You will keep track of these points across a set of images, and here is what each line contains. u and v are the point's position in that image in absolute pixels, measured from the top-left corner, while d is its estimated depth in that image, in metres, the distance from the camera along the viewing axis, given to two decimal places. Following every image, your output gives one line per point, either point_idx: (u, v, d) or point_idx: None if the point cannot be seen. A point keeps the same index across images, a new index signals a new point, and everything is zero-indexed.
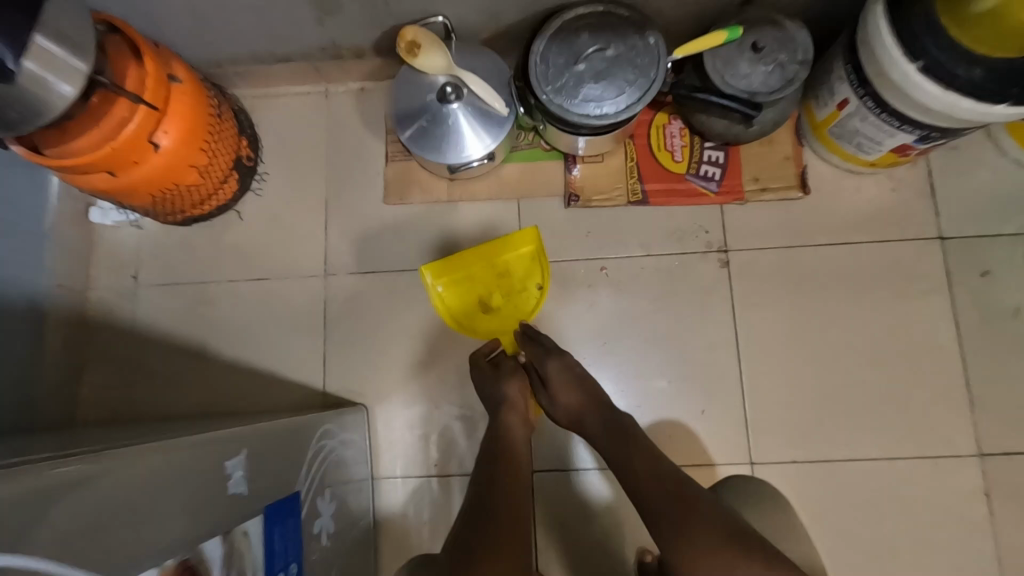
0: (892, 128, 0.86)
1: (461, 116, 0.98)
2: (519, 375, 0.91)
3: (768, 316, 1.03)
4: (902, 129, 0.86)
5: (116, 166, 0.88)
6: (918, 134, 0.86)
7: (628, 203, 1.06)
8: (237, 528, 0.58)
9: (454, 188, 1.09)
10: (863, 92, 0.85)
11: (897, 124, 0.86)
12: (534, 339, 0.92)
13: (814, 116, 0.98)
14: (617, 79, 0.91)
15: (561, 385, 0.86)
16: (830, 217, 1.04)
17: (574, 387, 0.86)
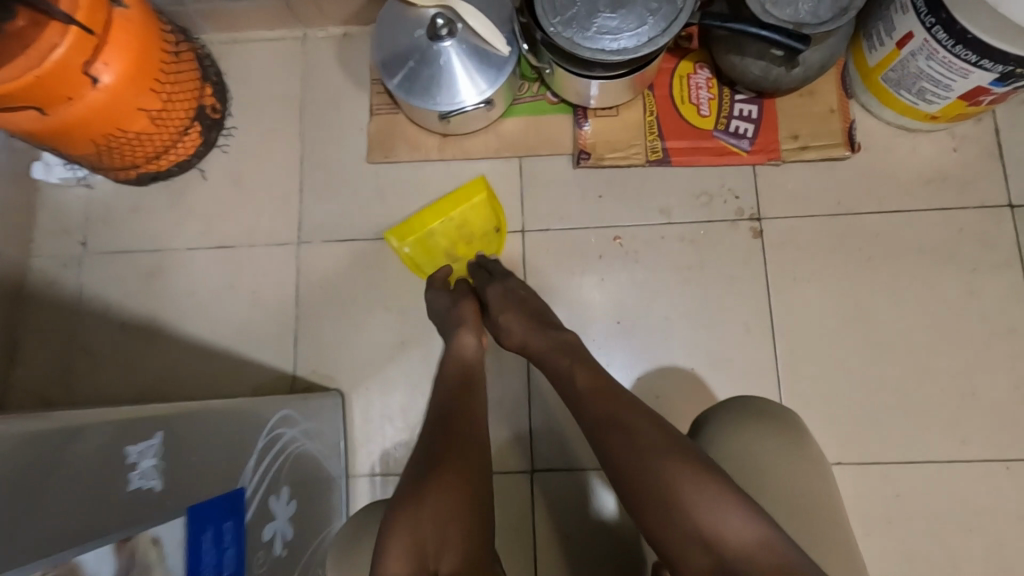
0: (967, 64, 0.73)
1: (453, 55, 0.84)
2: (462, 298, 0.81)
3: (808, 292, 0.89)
4: (979, 66, 0.72)
5: (44, 102, 0.74)
6: (999, 71, 0.72)
7: (646, 162, 0.92)
8: (143, 533, 0.45)
9: (446, 145, 0.95)
10: (933, 20, 0.72)
11: (974, 59, 0.72)
12: (484, 274, 0.84)
13: (865, 60, 0.84)
14: (637, 8, 0.77)
15: (503, 307, 0.77)
16: (881, 180, 0.90)
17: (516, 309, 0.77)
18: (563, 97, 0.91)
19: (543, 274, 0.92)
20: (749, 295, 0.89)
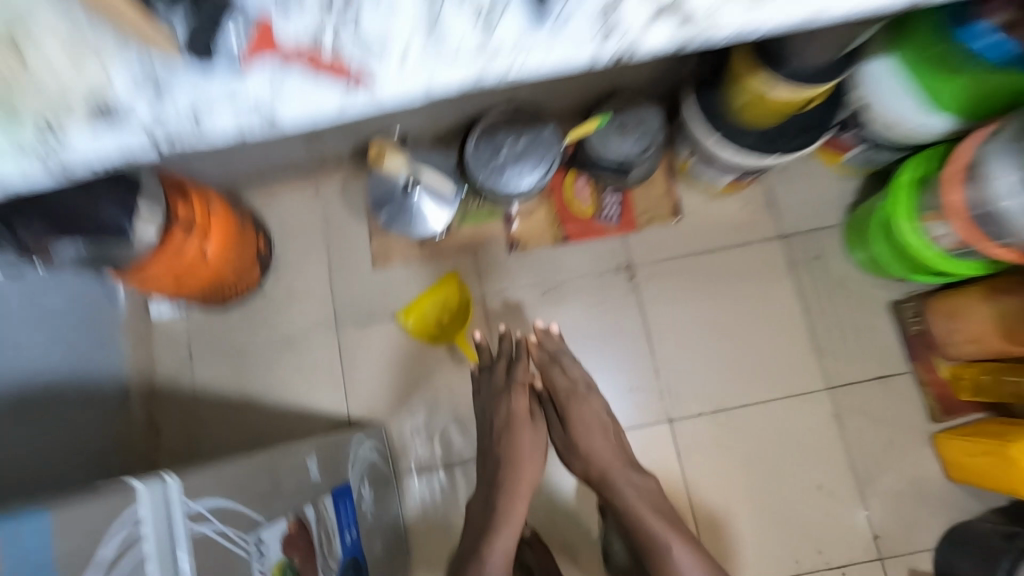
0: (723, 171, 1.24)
1: (422, 202, 1.33)
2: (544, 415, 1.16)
3: (670, 312, 1.39)
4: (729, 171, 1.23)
5: (178, 275, 1.22)
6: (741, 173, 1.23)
7: (554, 244, 1.42)
8: (320, 499, 0.91)
9: (424, 250, 1.44)
10: (698, 150, 1.22)
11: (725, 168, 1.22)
12: (560, 385, 1.17)
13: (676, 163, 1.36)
14: (530, 161, 1.28)
15: (583, 429, 1.13)
16: (702, 231, 1.41)
17: (594, 434, 1.13)
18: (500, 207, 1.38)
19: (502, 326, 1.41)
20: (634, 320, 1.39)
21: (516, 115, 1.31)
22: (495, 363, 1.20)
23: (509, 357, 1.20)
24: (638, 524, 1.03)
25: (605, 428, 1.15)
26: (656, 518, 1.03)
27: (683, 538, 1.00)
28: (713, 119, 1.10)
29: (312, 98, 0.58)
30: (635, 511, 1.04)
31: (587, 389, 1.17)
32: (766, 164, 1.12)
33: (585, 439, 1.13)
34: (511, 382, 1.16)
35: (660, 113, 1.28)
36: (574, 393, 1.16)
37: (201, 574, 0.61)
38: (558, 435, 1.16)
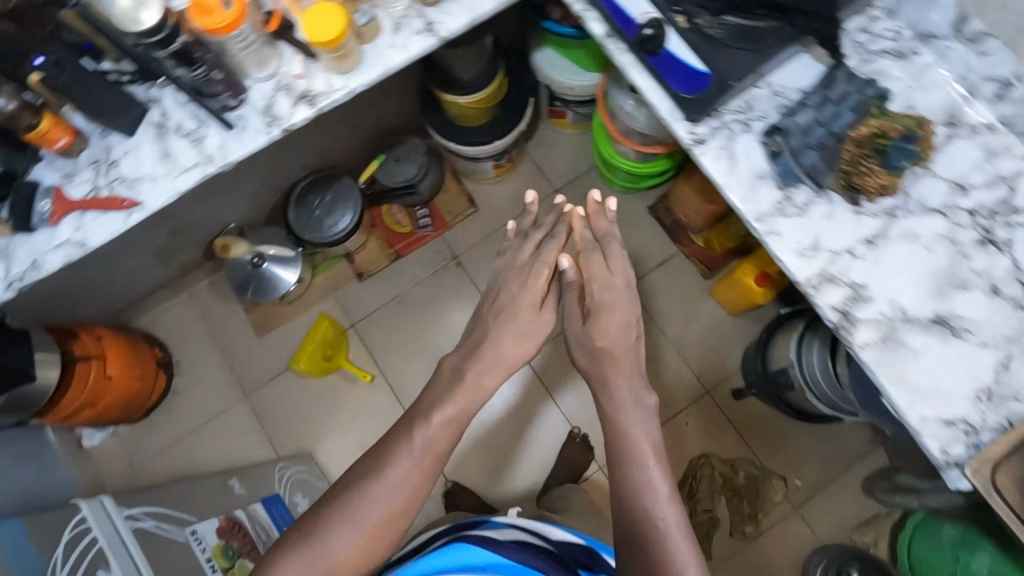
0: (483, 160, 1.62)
1: (271, 269, 1.64)
2: (569, 296, 1.00)
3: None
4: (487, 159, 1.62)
5: (93, 401, 1.47)
6: (496, 158, 1.63)
7: (391, 261, 1.77)
8: (250, 505, 1.18)
9: (293, 306, 1.76)
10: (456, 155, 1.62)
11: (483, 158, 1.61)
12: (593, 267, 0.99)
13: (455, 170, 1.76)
14: (341, 207, 1.62)
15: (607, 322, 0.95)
16: (497, 210, 1.79)
17: (617, 330, 0.95)
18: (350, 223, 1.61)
19: (374, 339, 1.74)
20: (472, 291, 1.75)
21: (317, 176, 1.64)
22: (530, 232, 1.05)
23: (548, 234, 1.04)
24: (629, 487, 0.87)
25: (627, 337, 0.96)
26: (643, 463, 0.87)
27: (667, 487, 0.86)
28: (446, 131, 1.48)
29: (105, 226, 0.87)
30: (629, 452, 0.88)
31: (627, 290, 0.98)
32: (499, 148, 1.50)
33: (600, 336, 0.95)
34: (534, 260, 1.01)
35: (420, 139, 1.67)
36: (609, 288, 0.97)
37: (147, 549, 0.89)
38: (573, 322, 0.99)
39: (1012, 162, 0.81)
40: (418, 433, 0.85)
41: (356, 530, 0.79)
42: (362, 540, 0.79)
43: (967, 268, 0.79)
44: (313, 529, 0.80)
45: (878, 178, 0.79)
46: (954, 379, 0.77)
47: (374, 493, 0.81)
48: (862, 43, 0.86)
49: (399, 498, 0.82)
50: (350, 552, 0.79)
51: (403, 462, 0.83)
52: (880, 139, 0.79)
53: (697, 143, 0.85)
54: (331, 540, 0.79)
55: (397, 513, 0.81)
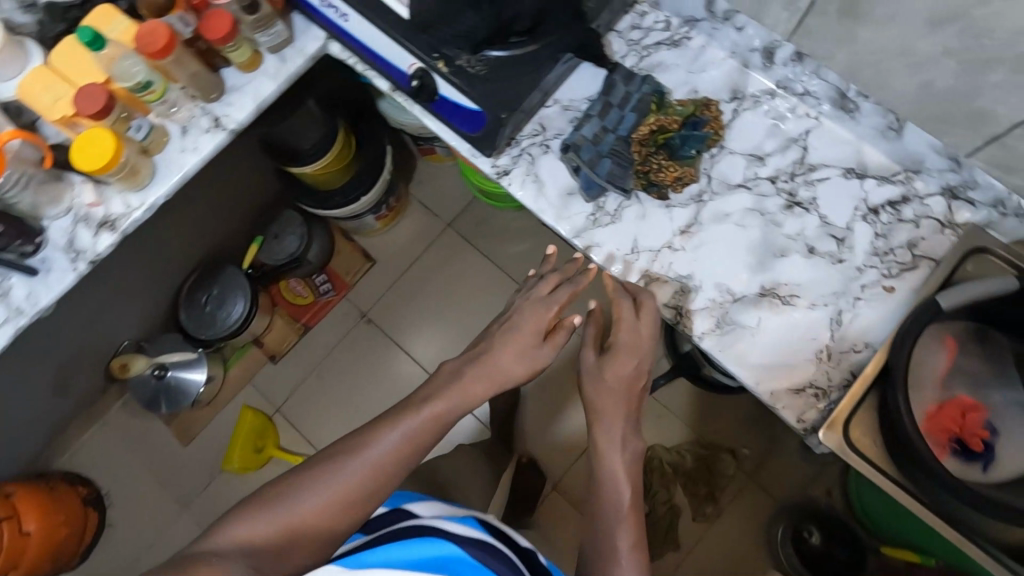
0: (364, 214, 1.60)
1: (175, 376, 1.59)
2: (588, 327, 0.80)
3: (410, 325, 1.74)
4: (368, 212, 1.60)
5: (14, 563, 1.36)
6: (374, 210, 1.61)
7: (301, 335, 1.75)
8: None
9: (213, 406, 1.71)
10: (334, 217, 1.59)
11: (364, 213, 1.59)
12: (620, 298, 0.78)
13: (342, 231, 1.74)
14: (231, 298, 1.58)
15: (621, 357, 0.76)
16: (395, 258, 1.78)
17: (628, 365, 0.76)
18: (247, 312, 1.58)
19: (302, 419, 1.71)
20: (388, 346, 1.73)
21: (199, 272, 1.60)
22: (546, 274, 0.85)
23: (564, 277, 0.84)
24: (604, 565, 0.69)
25: (635, 386, 0.77)
26: (627, 519, 0.71)
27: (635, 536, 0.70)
28: (313, 200, 1.47)
29: None
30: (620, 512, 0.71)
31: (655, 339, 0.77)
32: (370, 202, 1.51)
33: (609, 374, 0.75)
34: (549, 296, 0.81)
35: (295, 210, 1.62)
36: (635, 342, 0.76)
37: None
38: (593, 374, 0.76)
39: (798, 121, 0.82)
40: (423, 409, 0.71)
41: (340, 485, 0.64)
42: (340, 502, 0.64)
43: (781, 234, 0.80)
44: (301, 475, 0.65)
45: (668, 177, 0.81)
46: (794, 346, 0.77)
47: (364, 452, 0.66)
48: (636, 40, 0.87)
49: (386, 474, 0.66)
50: (325, 514, 0.63)
51: (405, 427, 0.69)
52: (659, 140, 0.82)
53: (502, 176, 0.85)
54: (311, 492, 0.63)
55: (378, 488, 0.66)
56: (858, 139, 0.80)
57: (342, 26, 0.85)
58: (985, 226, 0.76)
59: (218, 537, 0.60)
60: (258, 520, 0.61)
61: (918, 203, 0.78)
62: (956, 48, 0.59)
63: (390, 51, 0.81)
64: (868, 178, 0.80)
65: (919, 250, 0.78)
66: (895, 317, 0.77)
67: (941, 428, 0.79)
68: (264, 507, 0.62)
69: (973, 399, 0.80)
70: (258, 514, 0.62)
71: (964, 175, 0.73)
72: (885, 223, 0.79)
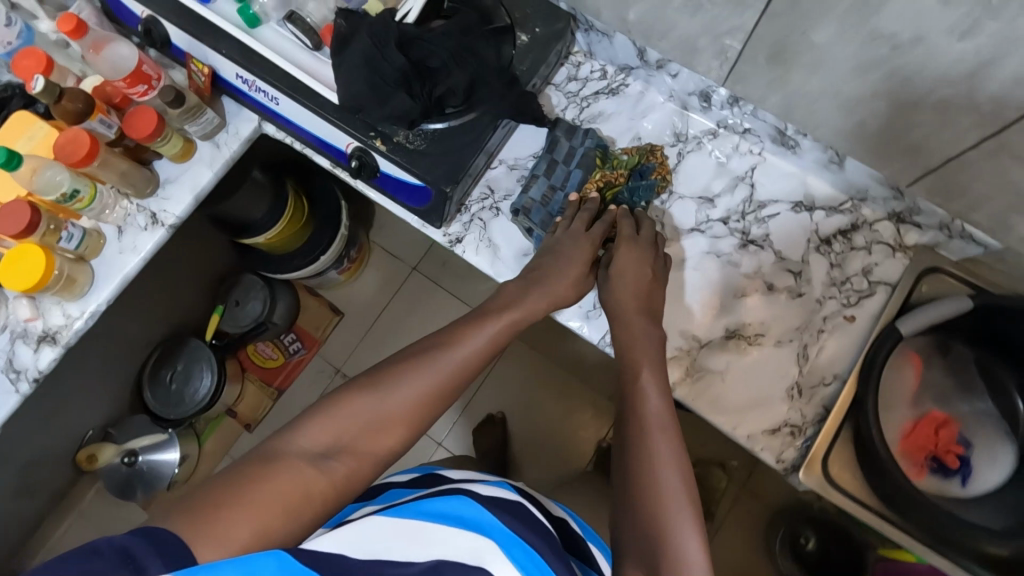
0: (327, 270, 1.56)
1: (147, 460, 1.52)
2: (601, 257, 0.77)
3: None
4: (331, 268, 1.57)
5: None
6: (337, 264, 1.58)
7: (275, 399, 1.71)
8: None
9: (190, 484, 1.64)
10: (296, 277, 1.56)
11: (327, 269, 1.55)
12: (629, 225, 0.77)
13: (306, 289, 1.71)
14: (197, 372, 1.53)
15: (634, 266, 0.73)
16: (364, 308, 1.75)
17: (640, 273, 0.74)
18: (215, 384, 1.53)
19: None
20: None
21: (161, 351, 1.54)
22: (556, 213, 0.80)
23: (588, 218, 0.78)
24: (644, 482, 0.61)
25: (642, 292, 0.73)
26: (664, 434, 0.63)
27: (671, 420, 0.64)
28: (272, 264, 1.43)
29: None
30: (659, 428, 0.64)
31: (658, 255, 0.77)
32: (330, 258, 1.46)
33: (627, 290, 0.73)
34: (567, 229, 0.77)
35: (255, 273, 1.59)
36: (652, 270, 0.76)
37: None
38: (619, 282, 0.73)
39: (742, 159, 0.82)
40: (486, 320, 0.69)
41: (413, 388, 0.62)
42: (417, 401, 0.61)
43: (739, 273, 0.80)
44: (372, 376, 0.62)
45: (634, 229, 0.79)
46: (766, 387, 0.77)
47: (436, 355, 0.64)
48: (574, 92, 0.87)
49: (458, 381, 0.64)
50: (403, 414, 0.61)
51: (480, 334, 0.67)
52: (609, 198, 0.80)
53: (455, 243, 0.84)
54: (388, 390, 0.61)
55: (448, 396, 0.64)
56: (802, 171, 0.81)
57: (274, 109, 0.82)
58: (934, 246, 0.77)
59: (293, 437, 0.57)
60: (335, 416, 0.58)
61: (867, 229, 0.79)
62: (885, 92, 0.59)
63: (323, 132, 0.79)
64: (817, 210, 0.80)
65: (874, 276, 0.79)
66: (859, 345, 0.77)
67: (918, 447, 0.80)
68: (341, 404, 0.59)
69: (944, 414, 0.81)
70: (335, 412, 0.59)
71: (908, 203, 0.74)
72: (838, 253, 0.79)
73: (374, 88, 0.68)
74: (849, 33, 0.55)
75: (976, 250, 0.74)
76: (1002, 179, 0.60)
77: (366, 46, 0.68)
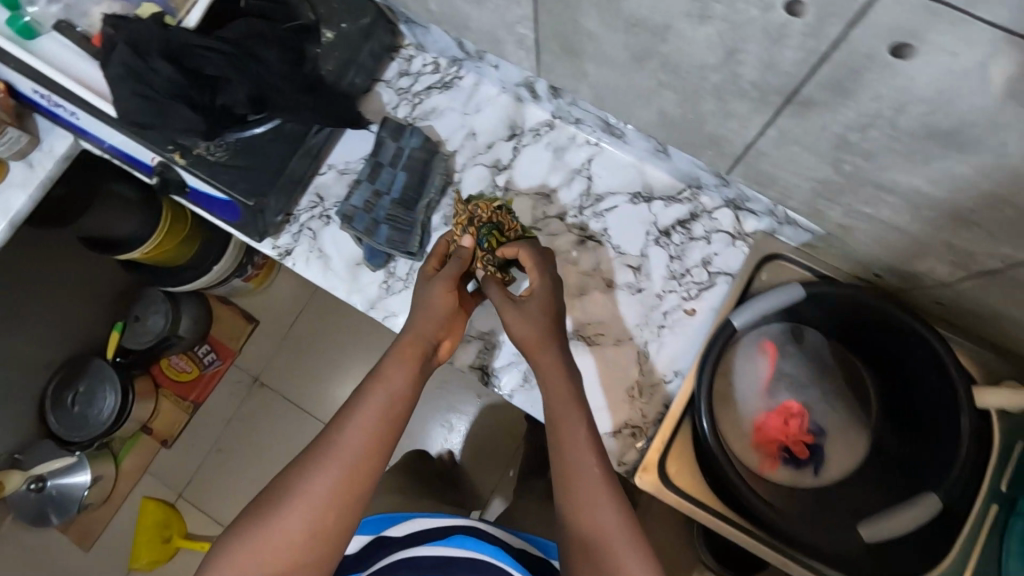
0: (233, 277, 1.50)
1: (56, 484, 1.48)
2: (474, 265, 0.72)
3: (314, 387, 1.66)
4: (235, 275, 1.50)
5: None
6: (243, 272, 1.52)
7: (192, 414, 1.66)
8: None
9: (109, 505, 1.60)
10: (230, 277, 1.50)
11: (233, 275, 1.50)
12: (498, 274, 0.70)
13: (217, 299, 1.67)
14: (100, 393, 1.48)
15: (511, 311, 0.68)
16: (279, 313, 1.70)
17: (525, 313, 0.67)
18: (119, 401, 1.47)
19: (205, 502, 1.62)
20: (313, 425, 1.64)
21: (65, 369, 1.51)
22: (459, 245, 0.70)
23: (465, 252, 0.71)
24: (574, 509, 0.59)
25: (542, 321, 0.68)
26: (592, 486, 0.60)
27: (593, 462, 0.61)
28: (166, 276, 1.38)
29: None
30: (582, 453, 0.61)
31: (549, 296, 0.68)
32: (225, 267, 1.40)
33: (513, 325, 0.66)
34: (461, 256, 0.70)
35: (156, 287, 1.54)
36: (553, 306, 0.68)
37: None
38: (515, 322, 0.66)
39: (579, 151, 0.79)
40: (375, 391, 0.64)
41: (307, 500, 0.58)
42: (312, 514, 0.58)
43: (577, 272, 0.77)
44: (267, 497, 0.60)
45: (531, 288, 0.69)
46: (605, 388, 0.75)
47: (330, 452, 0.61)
48: (406, 87, 0.82)
49: (358, 477, 0.60)
50: (304, 531, 0.58)
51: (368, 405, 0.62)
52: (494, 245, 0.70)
53: (284, 256, 0.79)
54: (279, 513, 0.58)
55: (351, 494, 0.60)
56: (639, 161, 0.77)
57: (78, 124, 0.77)
58: (773, 232, 0.74)
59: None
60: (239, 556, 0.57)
61: (706, 218, 0.76)
62: (666, 79, 0.56)
63: (127, 147, 0.74)
64: (655, 200, 0.77)
65: (714, 266, 0.76)
66: (700, 340, 0.74)
67: (769, 439, 0.78)
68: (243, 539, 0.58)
69: (796, 404, 0.79)
70: (238, 548, 0.58)
71: (735, 190, 0.70)
72: (678, 244, 0.76)
73: (151, 104, 0.64)
74: (610, 21, 0.52)
75: (807, 236, 0.70)
76: (796, 164, 0.57)
77: (127, 60, 0.62)
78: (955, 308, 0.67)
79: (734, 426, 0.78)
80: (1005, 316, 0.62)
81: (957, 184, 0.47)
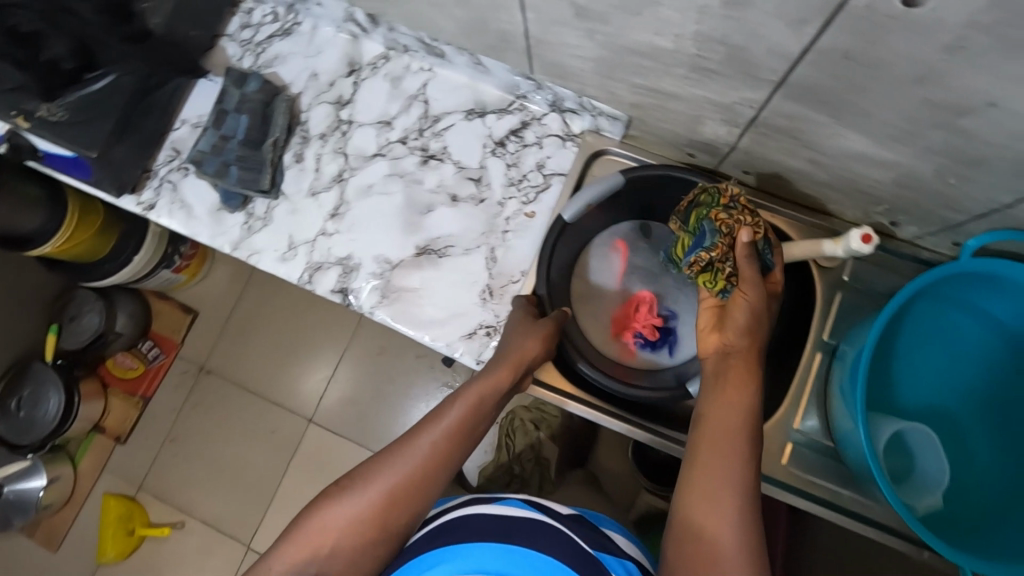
0: (159, 269, 1.51)
1: (12, 488, 1.50)
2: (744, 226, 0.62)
3: (258, 369, 1.70)
4: (162, 267, 1.52)
5: None
6: (170, 262, 1.53)
7: (142, 408, 1.69)
8: None
9: (73, 506, 1.64)
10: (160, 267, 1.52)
11: (160, 267, 1.51)
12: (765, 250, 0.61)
13: (156, 296, 1.72)
14: (44, 394, 1.51)
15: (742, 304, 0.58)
16: (215, 301, 1.74)
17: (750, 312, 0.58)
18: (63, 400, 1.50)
19: (165, 492, 1.65)
20: (307, 429, 1.65)
21: (7, 377, 1.54)
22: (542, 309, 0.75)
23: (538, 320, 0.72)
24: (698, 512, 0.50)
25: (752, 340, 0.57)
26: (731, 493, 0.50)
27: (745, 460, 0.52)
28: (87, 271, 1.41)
29: None
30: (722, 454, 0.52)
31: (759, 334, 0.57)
32: (145, 257, 1.44)
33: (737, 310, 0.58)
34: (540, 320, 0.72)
35: (88, 287, 1.58)
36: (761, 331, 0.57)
37: None
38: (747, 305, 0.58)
39: (415, 78, 0.83)
40: (462, 400, 0.61)
41: (384, 493, 0.56)
42: (382, 502, 0.56)
43: (423, 190, 0.81)
44: (344, 480, 0.59)
45: (731, 297, 0.60)
46: (456, 293, 0.78)
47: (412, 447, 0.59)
48: (248, 39, 0.86)
49: (428, 475, 0.58)
50: (368, 521, 0.56)
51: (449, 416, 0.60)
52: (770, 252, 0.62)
53: (148, 210, 0.83)
54: (350, 495, 0.57)
55: (416, 491, 0.57)
56: (472, 80, 0.81)
57: None
58: (598, 130, 0.78)
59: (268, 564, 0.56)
60: (302, 541, 0.56)
61: (537, 125, 0.80)
62: None
63: None
64: (488, 114, 0.81)
65: (548, 169, 0.79)
66: (538, 237, 0.78)
67: (623, 328, 0.82)
68: (308, 515, 0.57)
69: (650, 293, 0.83)
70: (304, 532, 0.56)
71: (548, 91, 0.75)
72: (512, 152, 0.80)
73: None
74: None
75: (622, 126, 0.75)
76: (567, 46, 0.62)
77: None
78: (759, 174, 0.71)
79: (589, 321, 0.83)
80: (790, 169, 0.67)
81: (673, 31, 0.52)
